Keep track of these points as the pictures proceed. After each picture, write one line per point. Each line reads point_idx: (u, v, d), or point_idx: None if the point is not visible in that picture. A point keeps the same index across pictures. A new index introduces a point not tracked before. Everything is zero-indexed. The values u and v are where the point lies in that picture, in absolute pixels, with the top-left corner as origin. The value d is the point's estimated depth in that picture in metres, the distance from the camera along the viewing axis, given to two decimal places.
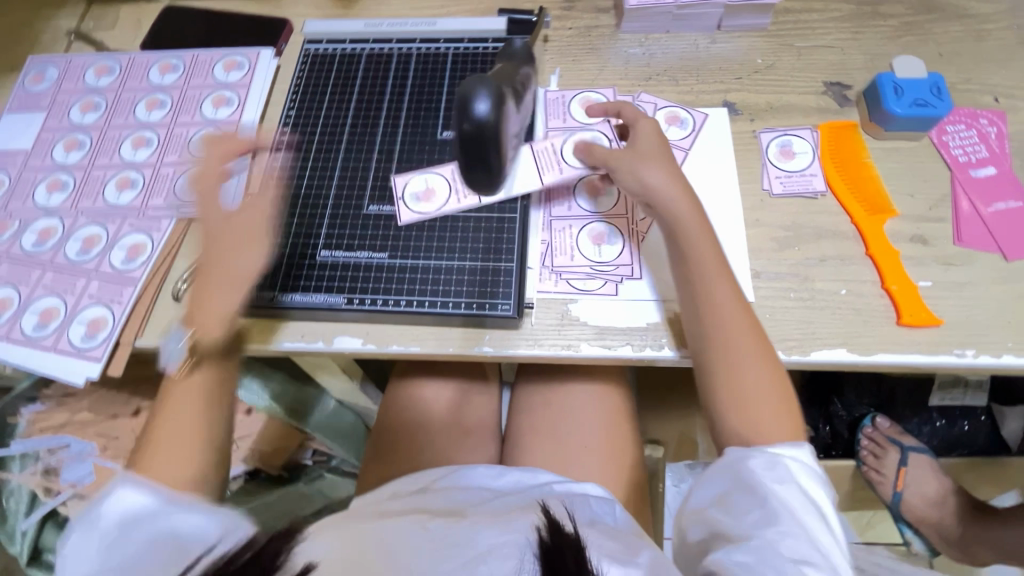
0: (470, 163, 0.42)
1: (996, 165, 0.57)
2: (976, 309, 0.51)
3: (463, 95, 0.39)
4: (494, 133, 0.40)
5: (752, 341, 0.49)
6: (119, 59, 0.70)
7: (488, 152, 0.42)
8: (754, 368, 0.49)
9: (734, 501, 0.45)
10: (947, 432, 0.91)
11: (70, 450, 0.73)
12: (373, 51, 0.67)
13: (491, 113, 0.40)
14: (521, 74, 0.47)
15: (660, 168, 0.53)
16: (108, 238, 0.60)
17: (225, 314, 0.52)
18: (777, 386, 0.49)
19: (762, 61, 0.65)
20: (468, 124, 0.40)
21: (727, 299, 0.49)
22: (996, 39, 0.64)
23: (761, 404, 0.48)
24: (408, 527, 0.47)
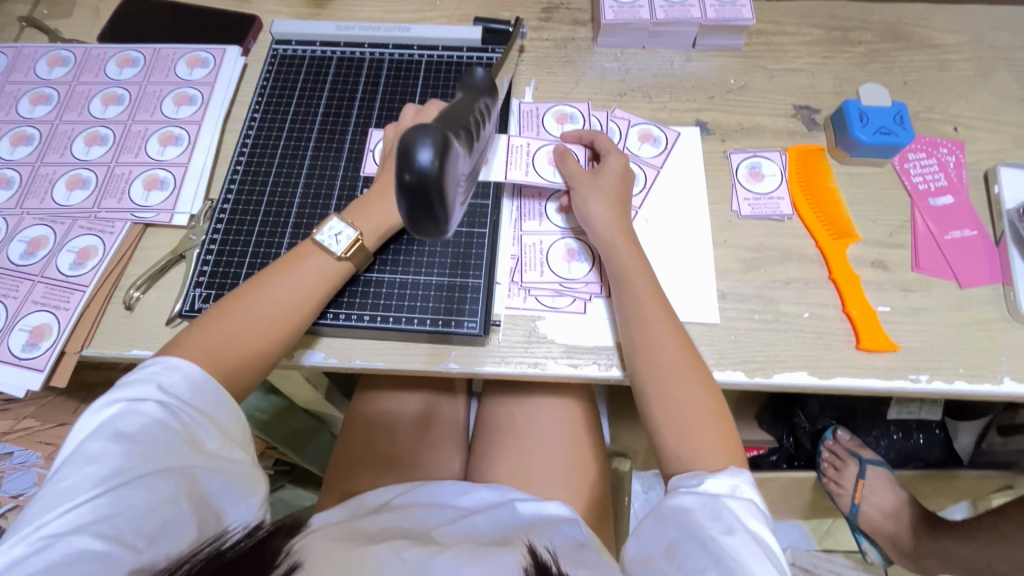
0: (414, 226, 0.31)
1: (954, 193, 0.59)
2: (932, 335, 0.53)
3: (400, 142, 0.29)
4: (442, 188, 0.29)
5: (688, 365, 0.49)
6: (74, 50, 0.67)
7: (437, 212, 0.30)
8: (688, 385, 0.48)
9: (683, 549, 0.42)
10: (903, 445, 0.94)
11: (13, 459, 0.64)
12: (343, 54, 0.65)
13: (437, 162, 0.29)
14: (478, 108, 0.36)
15: (605, 202, 0.54)
16: (57, 239, 0.57)
17: (262, 294, 0.50)
18: (711, 406, 0.48)
19: (735, 81, 0.66)
20: (409, 178, 0.29)
21: (663, 326, 0.50)
22: (957, 69, 0.66)
23: (693, 422, 0.48)
24: (380, 556, 0.46)
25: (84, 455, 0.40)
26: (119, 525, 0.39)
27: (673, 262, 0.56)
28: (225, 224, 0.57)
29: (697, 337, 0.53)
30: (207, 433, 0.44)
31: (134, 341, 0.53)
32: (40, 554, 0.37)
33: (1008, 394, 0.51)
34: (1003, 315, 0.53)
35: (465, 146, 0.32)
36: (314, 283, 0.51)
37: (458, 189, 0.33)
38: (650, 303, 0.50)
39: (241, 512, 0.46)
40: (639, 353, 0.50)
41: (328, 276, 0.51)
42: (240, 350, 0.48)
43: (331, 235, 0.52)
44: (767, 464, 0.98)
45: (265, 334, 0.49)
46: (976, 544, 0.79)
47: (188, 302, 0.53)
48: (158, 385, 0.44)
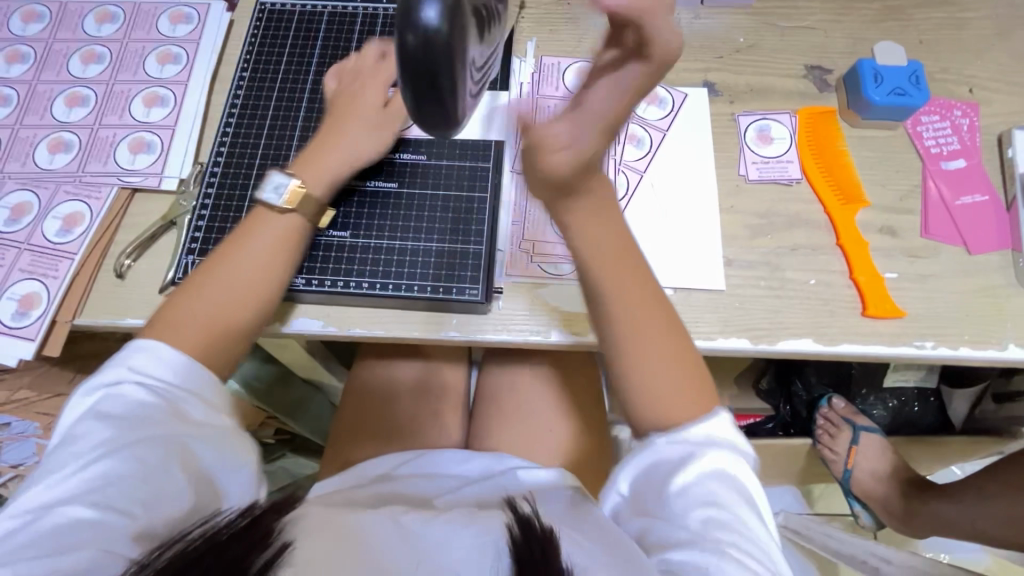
0: (422, 107, 0.27)
1: (966, 157, 0.57)
2: (938, 302, 0.52)
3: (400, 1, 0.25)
4: (452, 60, 0.25)
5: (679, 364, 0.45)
6: (50, 4, 0.63)
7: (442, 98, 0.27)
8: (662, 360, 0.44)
9: (673, 494, 0.42)
10: (898, 411, 0.96)
11: (12, 430, 0.65)
12: (335, 9, 0.62)
13: (446, 26, 0.25)
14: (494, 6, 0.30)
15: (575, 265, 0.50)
16: (41, 204, 0.55)
17: (229, 272, 0.47)
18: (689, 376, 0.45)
19: (745, 39, 0.63)
20: (413, 41, 0.25)
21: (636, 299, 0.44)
22: (975, 27, 0.63)
23: (672, 394, 0.44)
24: (380, 521, 0.45)
25: (71, 437, 0.41)
26: (109, 496, 0.39)
27: (678, 227, 0.55)
28: (216, 189, 0.55)
29: (702, 304, 0.52)
30: (190, 404, 0.44)
31: (127, 309, 0.52)
32: (33, 529, 0.37)
33: (1011, 360, 0.51)
34: (1010, 281, 0.53)
35: (477, 37, 0.27)
36: (275, 241, 0.49)
37: (470, 83, 0.29)
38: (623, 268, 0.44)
39: (241, 483, 0.45)
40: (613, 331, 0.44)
41: (288, 232, 0.49)
42: (213, 319, 0.46)
43: (274, 190, 0.50)
44: (764, 432, 0.99)
45: (233, 301, 0.47)
46: (962, 504, 0.79)
47: (181, 270, 0.52)
48: (129, 365, 0.43)
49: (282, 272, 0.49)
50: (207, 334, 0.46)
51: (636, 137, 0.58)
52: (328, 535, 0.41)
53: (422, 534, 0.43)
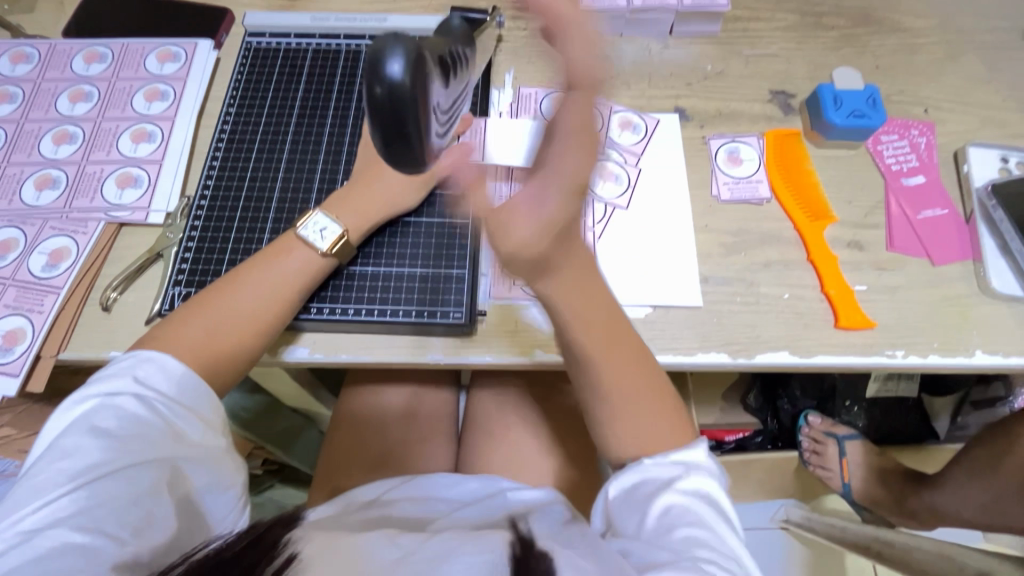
0: (392, 152, 0.29)
1: (925, 174, 0.60)
2: (907, 312, 0.54)
3: (368, 51, 0.26)
4: (416, 108, 0.27)
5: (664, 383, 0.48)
6: (38, 45, 0.65)
7: (411, 135, 0.28)
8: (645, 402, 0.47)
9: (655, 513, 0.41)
10: (882, 422, 0.97)
11: None
12: (319, 47, 0.64)
13: (410, 79, 0.26)
14: (459, 50, 0.32)
15: None
16: (25, 239, 0.55)
17: (244, 292, 0.49)
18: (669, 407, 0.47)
19: (712, 67, 0.66)
20: (379, 93, 0.26)
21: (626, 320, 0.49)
22: (926, 52, 0.67)
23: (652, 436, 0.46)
24: (370, 541, 0.44)
25: (59, 449, 0.40)
26: (99, 517, 0.38)
27: (656, 247, 0.57)
28: (203, 221, 0.56)
29: (681, 321, 0.54)
30: (187, 421, 0.44)
31: (113, 342, 0.52)
32: (17, 549, 0.36)
33: (978, 366, 0.52)
34: (974, 290, 0.55)
35: (442, 75, 0.29)
36: (295, 274, 0.50)
37: (435, 119, 0.31)
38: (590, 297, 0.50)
39: (223, 506, 0.46)
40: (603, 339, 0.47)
41: (307, 267, 0.51)
42: (228, 340, 0.48)
43: (316, 230, 0.52)
44: (754, 445, 0.98)
45: (248, 327, 0.48)
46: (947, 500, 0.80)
47: (167, 301, 0.52)
48: (135, 378, 0.43)
49: (300, 303, 0.51)
50: (218, 349, 0.47)
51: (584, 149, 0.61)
52: (318, 560, 0.40)
53: (415, 550, 0.42)
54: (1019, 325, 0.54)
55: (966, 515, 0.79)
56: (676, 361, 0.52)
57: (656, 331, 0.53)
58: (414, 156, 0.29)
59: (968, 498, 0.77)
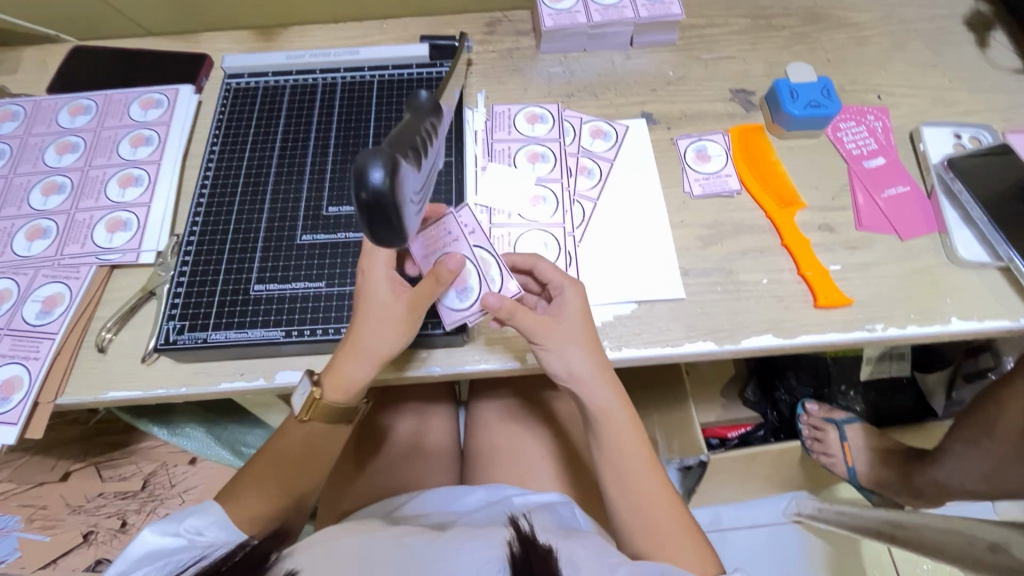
0: (376, 235, 0.33)
1: (885, 155, 0.63)
2: (882, 286, 0.56)
3: (353, 165, 0.30)
4: (397, 204, 0.31)
5: (671, 506, 0.50)
6: (23, 103, 0.67)
7: (393, 224, 0.32)
8: (651, 482, 0.50)
9: None
10: (879, 403, 0.99)
11: None
12: (296, 82, 0.66)
13: (389, 182, 0.30)
14: (425, 128, 0.37)
15: (583, 354, 0.49)
16: (18, 289, 0.56)
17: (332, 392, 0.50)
18: (672, 506, 0.50)
19: (674, 73, 0.69)
20: (365, 197, 0.30)
21: (638, 447, 0.51)
22: (874, 43, 0.71)
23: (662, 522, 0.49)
24: (382, 548, 0.45)
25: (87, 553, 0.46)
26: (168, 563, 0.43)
27: (634, 245, 0.59)
28: (194, 257, 0.57)
29: (666, 314, 0.55)
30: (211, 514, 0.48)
31: (110, 383, 0.53)
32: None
33: (956, 332, 0.54)
34: (943, 260, 0.57)
35: (413, 164, 0.34)
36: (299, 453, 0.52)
37: (412, 203, 0.35)
38: (598, 385, 0.50)
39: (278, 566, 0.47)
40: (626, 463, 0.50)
41: (319, 432, 0.52)
42: (275, 487, 0.51)
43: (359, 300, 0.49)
44: (757, 440, 0.98)
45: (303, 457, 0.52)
46: (946, 469, 0.81)
47: (162, 335, 0.53)
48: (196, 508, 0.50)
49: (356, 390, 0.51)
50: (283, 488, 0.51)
51: (464, 282, 0.51)
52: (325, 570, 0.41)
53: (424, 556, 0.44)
54: (989, 291, 0.56)
55: (971, 486, 0.80)
56: (664, 352, 0.54)
57: (642, 326, 0.55)
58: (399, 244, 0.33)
59: (969, 467, 0.78)
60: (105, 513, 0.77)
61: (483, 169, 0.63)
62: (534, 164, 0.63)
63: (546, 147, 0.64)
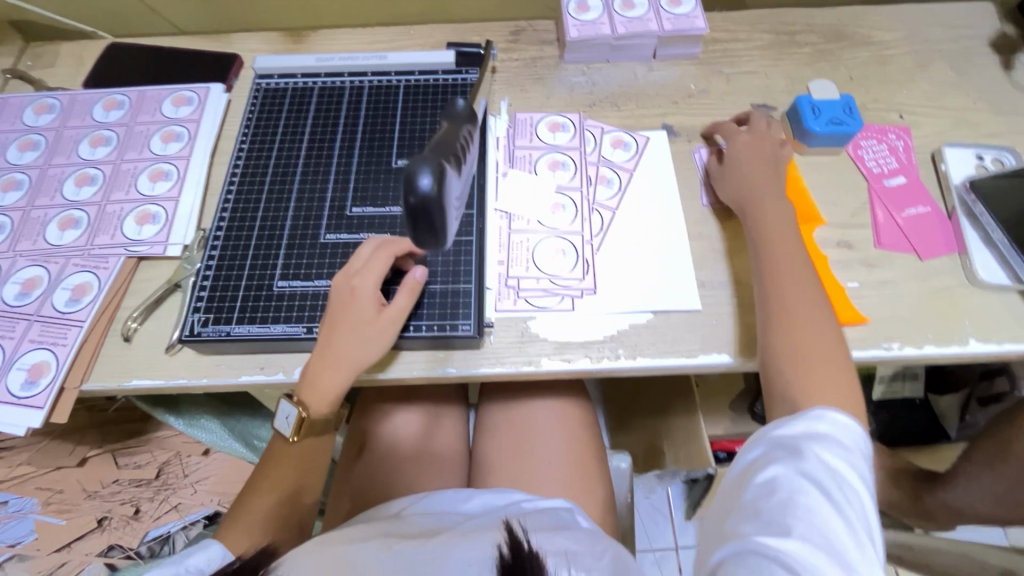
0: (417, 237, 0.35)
1: (906, 175, 0.63)
2: (899, 305, 0.56)
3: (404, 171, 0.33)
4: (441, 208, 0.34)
5: (838, 354, 0.50)
6: (59, 97, 0.69)
7: (435, 227, 0.35)
8: (824, 338, 0.50)
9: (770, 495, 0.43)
10: (891, 423, 0.97)
11: (9, 509, 0.75)
12: (325, 84, 0.68)
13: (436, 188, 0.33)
14: (465, 134, 0.39)
15: (779, 213, 0.56)
16: (31, 317, 0.56)
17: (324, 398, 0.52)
18: (846, 377, 0.49)
19: (696, 86, 0.70)
20: (413, 201, 0.33)
21: (819, 320, 0.51)
22: (897, 62, 0.71)
23: (823, 360, 0.49)
24: (374, 555, 0.46)
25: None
26: None
27: (651, 255, 0.59)
28: (220, 251, 0.58)
29: (682, 325, 0.56)
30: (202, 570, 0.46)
31: (134, 372, 0.54)
32: None
33: (974, 354, 0.54)
34: (961, 281, 0.57)
35: (456, 171, 0.36)
36: (297, 466, 0.55)
37: (453, 207, 0.38)
38: (792, 274, 0.52)
39: None
40: (787, 365, 0.49)
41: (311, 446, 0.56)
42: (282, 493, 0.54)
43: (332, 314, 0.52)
44: None
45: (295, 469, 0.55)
46: (958, 491, 0.81)
47: (187, 327, 0.54)
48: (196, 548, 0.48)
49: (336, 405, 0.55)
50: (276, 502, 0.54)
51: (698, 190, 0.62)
52: None
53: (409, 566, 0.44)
54: (1011, 313, 0.56)
55: (983, 510, 0.79)
56: (678, 363, 0.54)
57: (657, 336, 0.55)
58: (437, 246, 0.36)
59: (982, 490, 0.77)
60: (119, 500, 0.79)
61: (503, 174, 0.64)
62: (554, 171, 0.64)
63: (567, 155, 0.65)
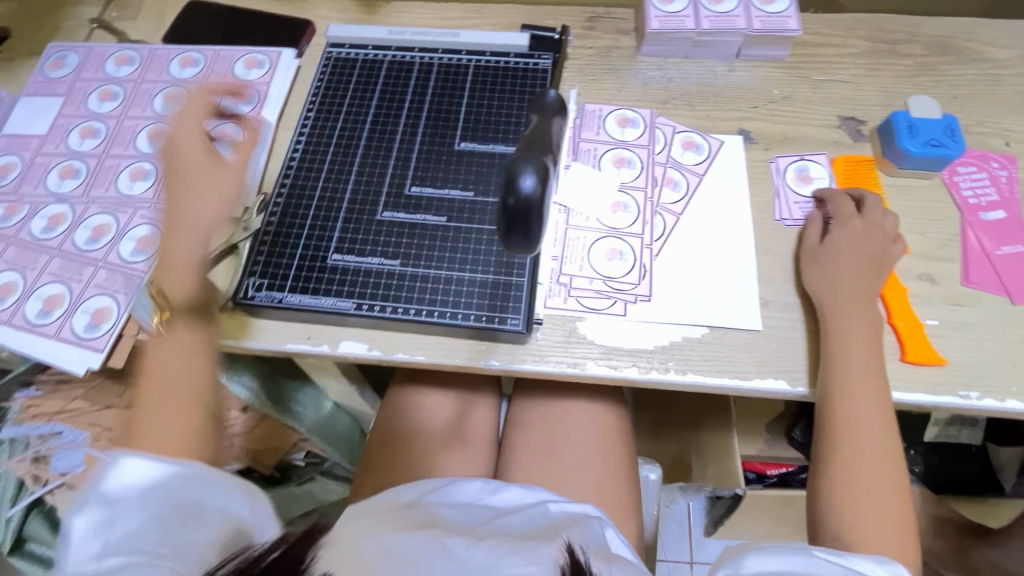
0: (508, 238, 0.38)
1: (1006, 209, 0.58)
2: (983, 351, 0.52)
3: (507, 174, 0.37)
4: (539, 210, 0.37)
5: (893, 487, 0.49)
6: (140, 50, 0.71)
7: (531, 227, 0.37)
8: (877, 477, 0.49)
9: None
10: (941, 469, 0.91)
11: (63, 439, 0.77)
12: (394, 58, 0.67)
13: (537, 189, 0.37)
14: (552, 128, 0.44)
15: (859, 322, 0.51)
16: (97, 262, 0.58)
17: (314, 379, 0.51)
18: (900, 514, 0.48)
19: (779, 91, 0.66)
20: (512, 203, 0.37)
21: (874, 443, 0.50)
22: (1009, 83, 0.65)
23: (874, 500, 0.48)
24: (421, 545, 0.47)
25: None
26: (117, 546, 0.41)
27: (713, 268, 0.56)
28: (279, 218, 0.59)
29: (739, 344, 0.53)
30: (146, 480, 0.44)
31: None
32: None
33: None
34: None
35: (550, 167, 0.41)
36: (178, 367, 0.51)
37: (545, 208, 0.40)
38: (862, 405, 0.49)
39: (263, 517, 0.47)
40: (841, 500, 0.49)
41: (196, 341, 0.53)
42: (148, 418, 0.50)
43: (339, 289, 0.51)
44: (798, 483, 0.95)
45: (173, 397, 0.51)
46: None
47: (241, 291, 0.55)
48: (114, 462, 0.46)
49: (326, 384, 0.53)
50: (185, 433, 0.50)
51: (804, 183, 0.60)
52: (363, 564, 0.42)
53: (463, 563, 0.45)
54: None
55: None
56: (731, 384, 0.51)
57: (711, 353, 0.53)
58: (529, 247, 0.38)
59: None
60: None
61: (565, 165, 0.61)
62: (619, 168, 0.61)
63: (634, 153, 0.62)
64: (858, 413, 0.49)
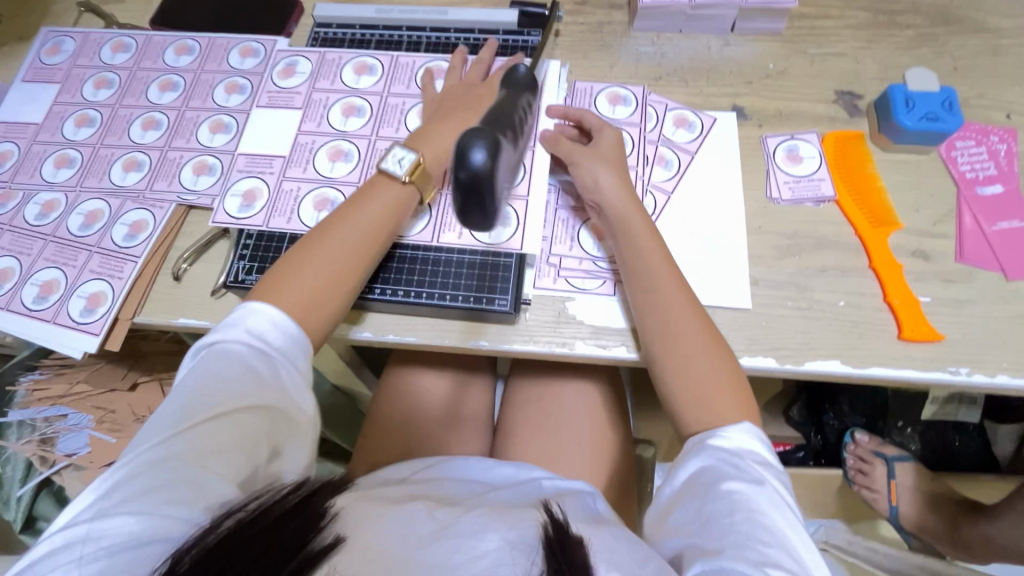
0: (465, 217, 0.38)
1: (1004, 183, 0.57)
2: (976, 328, 0.51)
3: (457, 146, 0.36)
4: (491, 184, 0.36)
5: (723, 371, 0.49)
6: (135, 37, 0.70)
7: (484, 202, 0.37)
8: (704, 355, 0.49)
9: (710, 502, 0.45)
10: (936, 444, 0.93)
11: (68, 421, 0.77)
12: (382, 37, 0.67)
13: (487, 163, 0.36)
14: (521, 107, 0.44)
15: (610, 170, 0.54)
16: (259, 227, 0.57)
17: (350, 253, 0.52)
18: (733, 393, 0.49)
19: (775, 65, 0.64)
20: (464, 176, 0.36)
21: (695, 327, 0.50)
22: (1012, 54, 0.63)
23: (706, 385, 0.49)
24: (408, 514, 0.47)
25: (192, 422, 0.44)
26: (213, 454, 0.43)
27: (704, 247, 0.56)
28: None
29: (728, 323, 0.53)
30: (272, 333, 0.48)
31: (182, 310, 0.56)
32: (149, 469, 0.42)
33: None
34: None
35: (510, 141, 0.40)
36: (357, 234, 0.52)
37: (504, 182, 0.40)
38: (663, 282, 0.51)
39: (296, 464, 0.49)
40: (679, 390, 0.50)
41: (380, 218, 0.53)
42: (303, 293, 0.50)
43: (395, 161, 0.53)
44: (794, 461, 0.96)
45: (334, 263, 0.51)
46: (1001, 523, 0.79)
47: (231, 274, 0.56)
48: (249, 329, 0.47)
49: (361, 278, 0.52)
50: (338, 273, 0.51)
51: (795, 162, 0.59)
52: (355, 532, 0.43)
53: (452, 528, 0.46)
54: None
55: None
56: None
57: None
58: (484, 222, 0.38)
59: None
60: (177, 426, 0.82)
61: None
62: None
63: (625, 132, 0.61)
64: (665, 286, 0.50)
